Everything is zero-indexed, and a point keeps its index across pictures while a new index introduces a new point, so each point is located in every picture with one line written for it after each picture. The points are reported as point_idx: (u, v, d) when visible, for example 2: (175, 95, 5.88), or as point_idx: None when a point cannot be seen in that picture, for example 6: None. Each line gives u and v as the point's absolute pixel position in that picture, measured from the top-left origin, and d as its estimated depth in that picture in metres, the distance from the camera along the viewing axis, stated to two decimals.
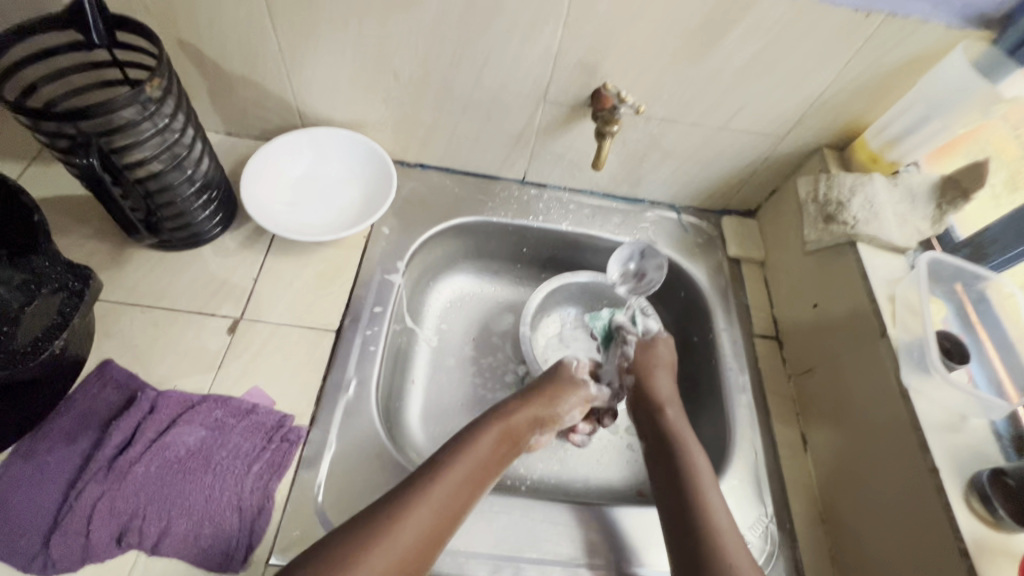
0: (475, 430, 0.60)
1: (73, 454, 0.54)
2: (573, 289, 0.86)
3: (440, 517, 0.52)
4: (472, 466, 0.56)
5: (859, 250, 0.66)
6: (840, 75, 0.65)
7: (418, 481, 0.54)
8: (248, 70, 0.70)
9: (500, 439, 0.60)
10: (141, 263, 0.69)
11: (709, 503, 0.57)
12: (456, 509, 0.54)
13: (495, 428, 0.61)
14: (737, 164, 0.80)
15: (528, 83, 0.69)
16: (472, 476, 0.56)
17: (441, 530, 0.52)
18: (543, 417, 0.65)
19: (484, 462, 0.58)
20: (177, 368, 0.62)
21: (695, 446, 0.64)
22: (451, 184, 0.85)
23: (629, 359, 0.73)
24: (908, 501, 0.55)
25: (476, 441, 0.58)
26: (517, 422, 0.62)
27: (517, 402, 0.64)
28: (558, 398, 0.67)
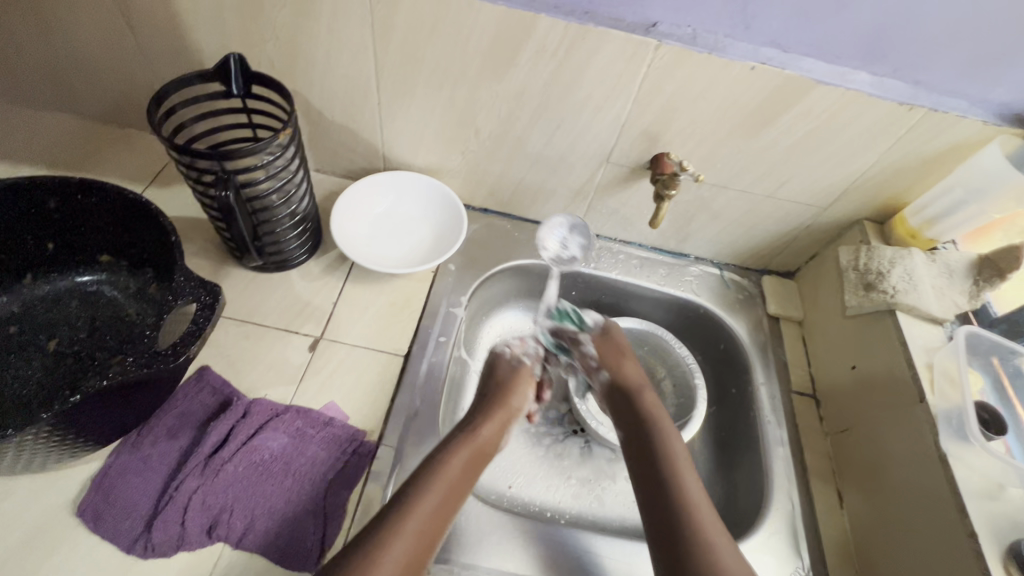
0: (447, 446, 0.63)
1: (174, 450, 0.60)
2: None
3: (422, 530, 0.55)
4: (453, 483, 0.60)
5: (898, 318, 0.70)
6: (883, 158, 0.71)
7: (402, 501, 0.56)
8: (348, 119, 0.80)
9: (471, 453, 0.64)
10: (236, 281, 0.77)
11: (694, 504, 0.60)
12: (439, 522, 0.57)
13: (467, 444, 0.64)
14: (780, 229, 0.86)
15: (594, 145, 0.77)
16: (451, 489, 0.59)
17: (428, 543, 0.55)
18: (504, 424, 0.70)
19: (458, 474, 0.61)
20: (263, 379, 0.68)
21: (687, 465, 0.65)
22: (511, 228, 0.92)
23: (596, 356, 0.77)
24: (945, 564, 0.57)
25: (451, 456, 0.62)
26: (484, 435, 0.66)
27: (480, 417, 0.68)
28: (509, 401, 0.72)
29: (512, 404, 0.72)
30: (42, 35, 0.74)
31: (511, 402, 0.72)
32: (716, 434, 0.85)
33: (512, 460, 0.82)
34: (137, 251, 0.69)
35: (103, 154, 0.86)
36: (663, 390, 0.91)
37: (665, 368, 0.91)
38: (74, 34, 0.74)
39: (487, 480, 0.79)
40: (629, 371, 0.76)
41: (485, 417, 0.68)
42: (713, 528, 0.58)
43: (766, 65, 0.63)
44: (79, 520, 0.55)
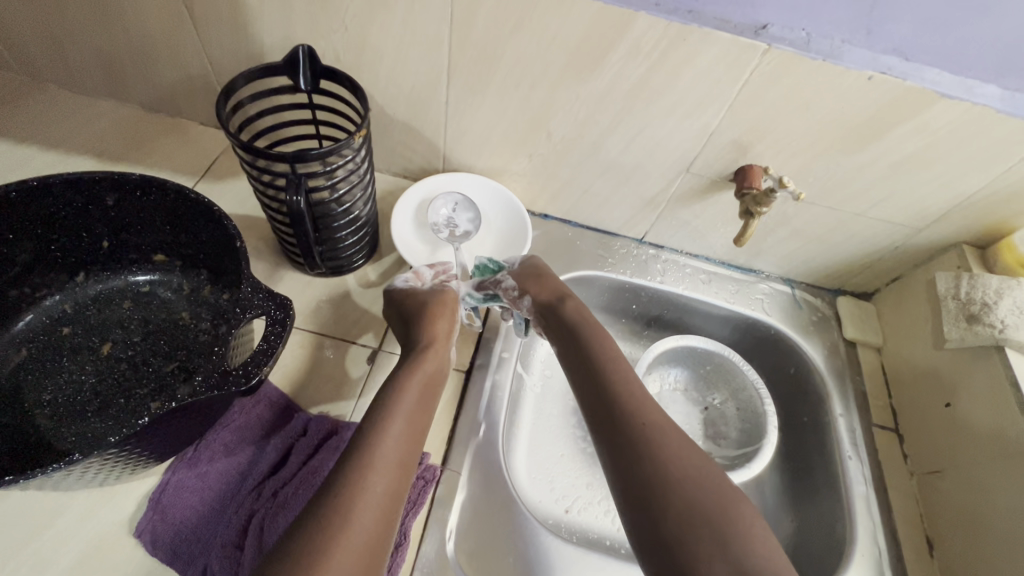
0: (394, 384, 0.56)
1: (232, 467, 0.57)
2: (680, 351, 0.86)
3: (392, 474, 0.49)
4: (408, 418, 0.54)
5: (1007, 356, 0.64)
6: (998, 179, 0.65)
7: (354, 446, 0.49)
8: (412, 117, 0.76)
9: (422, 383, 0.58)
10: (292, 285, 0.73)
11: (643, 416, 0.53)
12: (404, 460, 0.51)
13: (414, 377, 0.58)
14: (864, 248, 0.80)
15: (676, 154, 0.71)
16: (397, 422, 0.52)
17: (399, 484, 0.49)
18: (443, 342, 0.63)
19: (413, 411, 0.55)
20: (321, 392, 0.65)
21: (633, 376, 0.58)
22: (572, 236, 0.87)
23: (515, 285, 0.70)
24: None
25: (402, 390, 0.56)
26: (427, 363, 0.60)
27: (418, 348, 0.61)
28: (436, 323, 0.64)
29: (442, 328, 0.64)
30: (97, 20, 0.71)
31: (437, 324, 0.64)
32: (785, 464, 0.80)
33: (569, 482, 0.78)
34: (194, 253, 0.65)
35: (153, 145, 0.83)
36: (723, 414, 0.86)
37: (728, 391, 0.86)
38: (131, 21, 0.70)
39: (544, 502, 0.75)
40: (550, 288, 0.68)
41: (424, 338, 0.62)
42: (668, 437, 0.51)
43: (886, 75, 0.57)
44: (137, 541, 0.53)
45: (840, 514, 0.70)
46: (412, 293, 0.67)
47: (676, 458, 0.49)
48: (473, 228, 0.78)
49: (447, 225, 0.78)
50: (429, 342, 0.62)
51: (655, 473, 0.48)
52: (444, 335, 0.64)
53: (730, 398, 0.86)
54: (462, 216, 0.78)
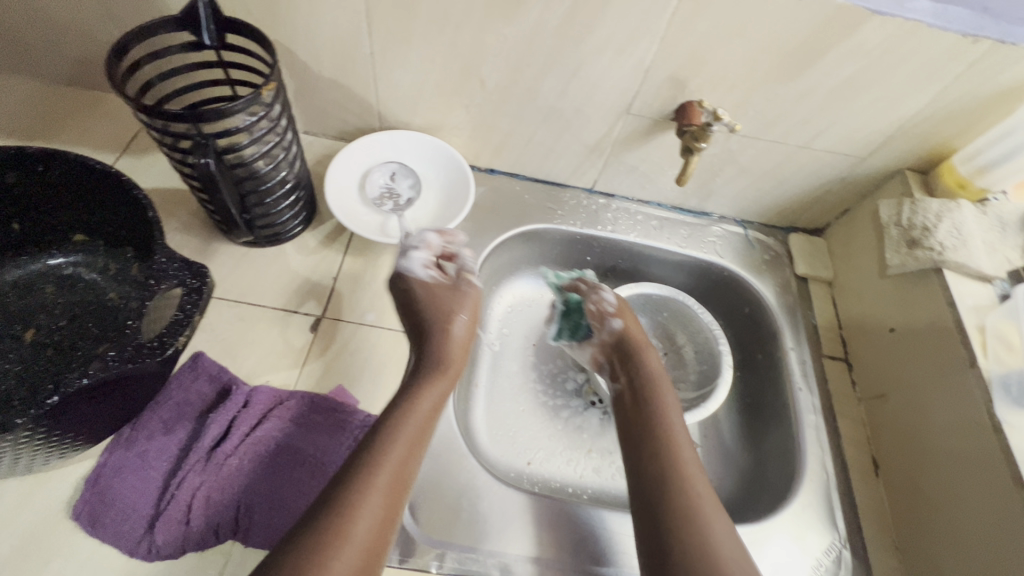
0: (413, 395, 0.57)
1: (172, 444, 0.56)
2: (636, 300, 0.86)
3: (387, 494, 0.49)
4: (416, 433, 0.54)
5: (945, 277, 0.65)
6: (934, 99, 0.64)
7: (365, 456, 0.51)
8: (338, 73, 0.72)
9: (438, 396, 0.59)
10: (227, 258, 0.70)
11: (688, 471, 0.56)
12: (399, 478, 0.51)
13: (433, 391, 0.58)
14: (811, 182, 0.79)
15: (614, 94, 0.69)
16: (405, 437, 0.53)
17: (394, 506, 0.49)
18: (452, 360, 0.63)
19: (418, 428, 0.55)
20: (262, 364, 0.63)
21: (685, 442, 0.60)
22: (521, 190, 0.85)
23: (613, 304, 0.74)
24: (996, 533, 0.54)
25: (418, 399, 0.57)
26: (448, 380, 0.61)
27: (437, 359, 0.62)
28: (450, 326, 0.65)
29: (458, 336, 0.64)
30: None
31: (450, 330, 0.64)
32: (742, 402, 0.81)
33: (530, 435, 0.79)
34: (113, 229, 0.62)
35: (68, 121, 0.78)
36: (682, 356, 0.86)
37: (683, 335, 0.87)
38: None
39: (504, 457, 0.76)
40: (640, 335, 0.71)
41: (438, 348, 0.63)
42: (709, 500, 0.54)
43: None
44: (76, 524, 0.52)
45: (791, 443, 0.71)
46: (440, 293, 0.67)
47: (710, 522, 0.52)
48: (415, 198, 0.77)
49: (388, 197, 0.77)
50: (441, 354, 0.62)
51: (684, 538, 0.50)
52: (461, 342, 0.64)
53: (685, 341, 0.87)
54: (401, 185, 0.78)
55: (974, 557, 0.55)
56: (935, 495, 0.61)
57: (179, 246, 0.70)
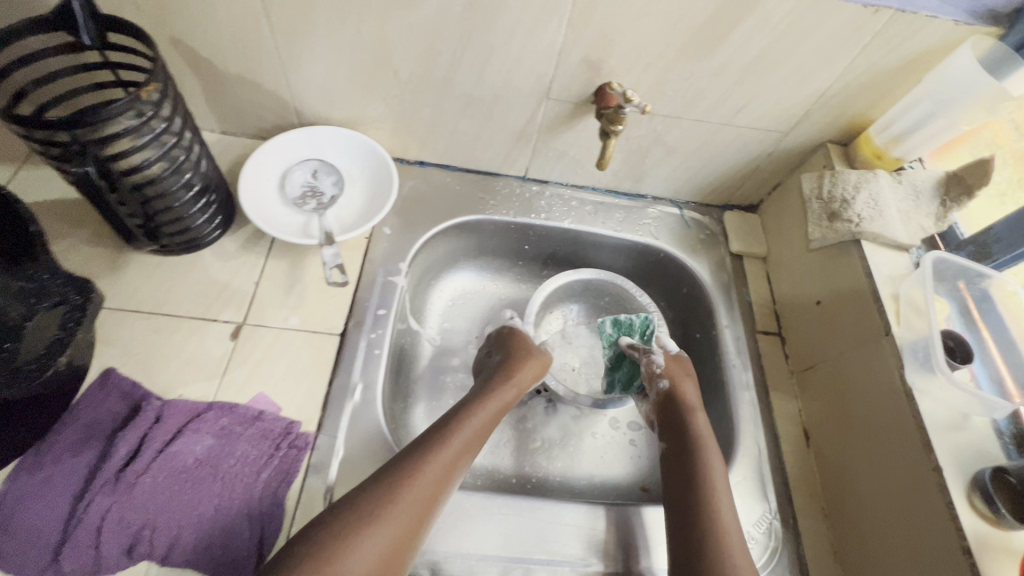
0: (473, 406, 0.64)
1: (80, 466, 0.54)
2: (575, 286, 0.85)
3: (427, 492, 0.54)
4: (467, 440, 0.60)
5: (863, 248, 0.66)
6: (846, 71, 0.64)
7: (418, 453, 0.56)
8: (245, 69, 0.69)
9: (486, 418, 0.64)
10: (139, 269, 0.67)
11: (709, 458, 0.62)
12: (445, 477, 0.56)
13: (487, 407, 0.65)
14: (740, 159, 0.79)
15: (531, 79, 0.68)
16: (459, 442, 0.59)
17: (432, 502, 0.54)
18: (506, 402, 0.67)
19: (471, 435, 0.60)
20: (178, 377, 0.61)
21: (716, 458, 0.63)
22: (453, 181, 0.84)
23: (660, 364, 0.72)
24: (907, 486, 0.55)
25: (471, 414, 0.62)
26: (504, 400, 0.67)
27: (502, 381, 0.68)
28: (521, 369, 0.71)
29: (524, 377, 0.70)
30: None
31: (523, 368, 0.71)
32: None
33: None
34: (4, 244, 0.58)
35: None
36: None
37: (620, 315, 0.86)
38: None
39: None
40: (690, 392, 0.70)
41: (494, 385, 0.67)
42: (722, 485, 0.60)
43: None
44: None
45: (727, 421, 0.72)
46: (524, 338, 0.76)
47: (719, 503, 0.58)
48: (339, 195, 0.75)
49: (309, 195, 0.74)
50: (513, 383, 0.69)
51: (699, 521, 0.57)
52: (523, 385, 0.70)
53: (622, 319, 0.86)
54: (324, 182, 0.75)
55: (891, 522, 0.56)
56: (857, 463, 0.62)
57: (87, 258, 0.67)
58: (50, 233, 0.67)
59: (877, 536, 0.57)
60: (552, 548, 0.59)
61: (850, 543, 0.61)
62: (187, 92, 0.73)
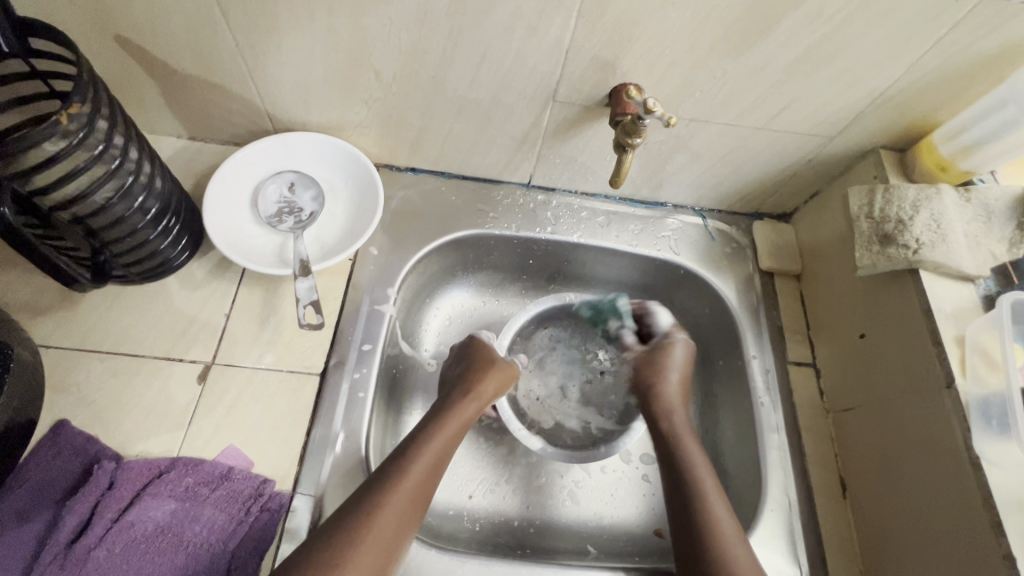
0: (432, 428, 0.58)
1: (26, 538, 0.48)
2: (553, 310, 0.76)
3: (387, 531, 0.49)
4: (431, 463, 0.55)
5: (921, 279, 0.56)
6: (912, 68, 0.54)
7: (379, 485, 0.51)
8: (205, 71, 0.60)
9: (452, 433, 0.59)
10: (96, 301, 0.60)
11: (695, 466, 0.58)
12: (410, 508, 0.51)
13: (449, 424, 0.59)
14: (774, 166, 0.69)
15: (534, 81, 0.58)
16: (422, 468, 0.54)
17: (398, 539, 0.50)
18: (467, 416, 0.61)
19: (436, 457, 0.56)
20: (139, 429, 0.54)
21: (701, 462, 0.59)
22: (448, 190, 0.75)
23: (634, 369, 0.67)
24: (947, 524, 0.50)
25: (437, 431, 0.58)
26: (468, 412, 0.61)
27: (462, 396, 0.62)
28: (483, 380, 0.64)
29: (489, 385, 0.64)
30: None
31: (484, 378, 0.65)
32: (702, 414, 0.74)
33: (469, 465, 0.71)
34: None
35: None
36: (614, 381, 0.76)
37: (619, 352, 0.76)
38: None
39: (440, 494, 0.68)
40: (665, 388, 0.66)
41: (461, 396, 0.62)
42: (713, 493, 0.56)
43: None
44: None
45: (752, 465, 0.65)
46: (488, 345, 0.69)
47: (715, 513, 0.54)
48: (319, 212, 0.67)
49: (286, 212, 0.66)
50: (476, 395, 0.63)
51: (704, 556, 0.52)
52: (489, 393, 0.64)
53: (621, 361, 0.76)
54: (303, 197, 0.67)
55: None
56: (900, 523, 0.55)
57: (37, 290, 0.60)
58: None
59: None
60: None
61: None
62: (144, 96, 0.64)
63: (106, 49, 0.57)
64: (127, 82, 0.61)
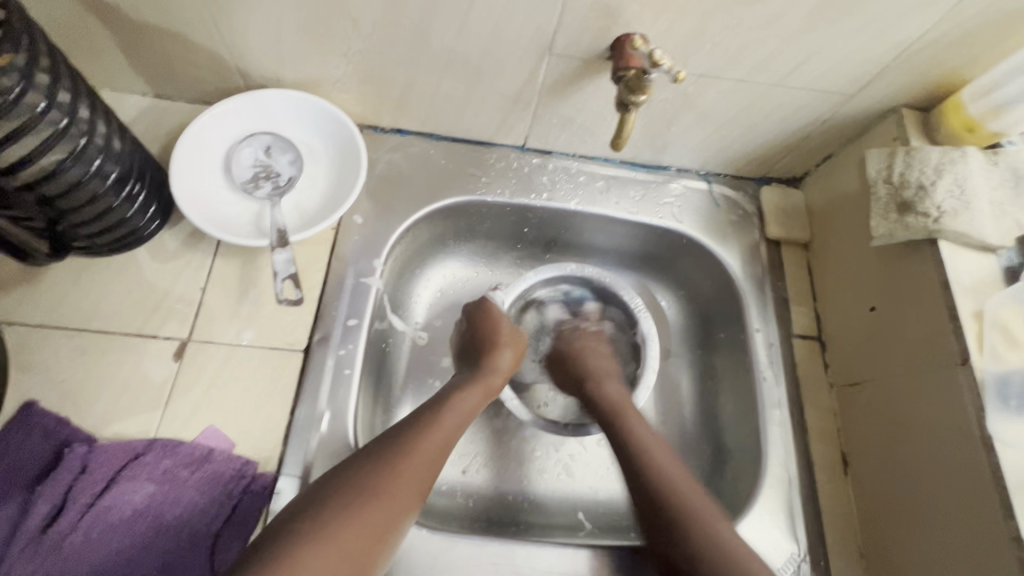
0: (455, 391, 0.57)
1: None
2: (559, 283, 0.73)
3: (417, 474, 0.49)
4: (458, 422, 0.54)
5: (940, 249, 0.53)
6: (946, 17, 0.49)
7: (411, 433, 0.51)
8: (163, 19, 0.53)
9: (480, 396, 0.58)
10: (60, 275, 0.56)
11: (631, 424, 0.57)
12: (436, 458, 0.51)
13: (474, 389, 0.58)
14: (788, 126, 0.64)
15: (529, 30, 0.52)
16: (451, 422, 0.54)
17: (425, 484, 0.49)
18: (490, 387, 0.60)
19: (461, 419, 0.55)
20: (112, 410, 0.52)
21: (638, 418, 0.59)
22: (437, 153, 0.70)
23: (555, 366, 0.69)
24: (951, 472, 0.49)
25: (464, 393, 0.57)
26: (495, 381, 0.60)
27: (486, 367, 0.61)
28: (501, 351, 0.63)
29: (507, 356, 0.63)
30: None
31: (504, 350, 0.63)
32: (702, 387, 0.72)
33: (463, 440, 0.69)
34: None
35: None
36: None
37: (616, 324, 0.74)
38: None
39: None
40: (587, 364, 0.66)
41: (485, 358, 0.62)
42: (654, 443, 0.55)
43: None
44: None
45: (753, 441, 0.63)
46: (499, 313, 0.66)
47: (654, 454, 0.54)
48: (297, 178, 0.62)
49: (261, 178, 0.61)
50: (499, 366, 0.62)
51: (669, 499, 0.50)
52: (509, 366, 0.63)
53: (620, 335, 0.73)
54: (281, 161, 0.62)
55: (936, 523, 0.50)
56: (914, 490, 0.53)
57: None
58: None
59: (925, 544, 0.51)
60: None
61: None
62: (100, 49, 0.58)
63: None
64: (79, 33, 0.55)
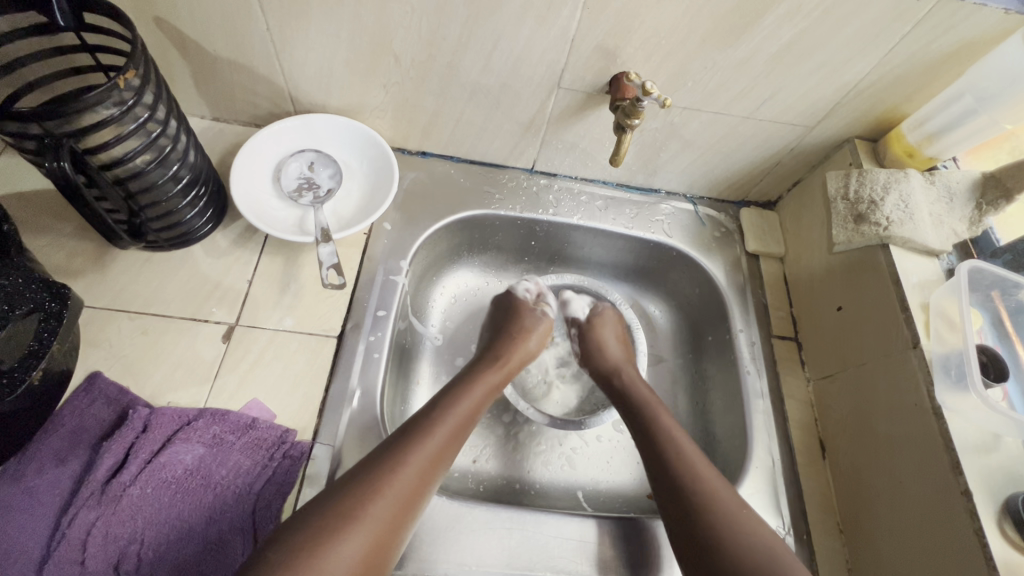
0: (461, 389, 0.61)
1: (64, 477, 0.52)
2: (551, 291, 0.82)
3: (405, 492, 0.50)
4: (458, 423, 0.57)
5: (891, 252, 0.62)
6: (882, 63, 0.60)
7: (404, 438, 0.53)
8: (235, 54, 0.64)
9: (482, 395, 0.62)
10: (126, 265, 0.64)
11: (659, 417, 0.62)
12: (436, 463, 0.53)
13: (478, 387, 0.62)
14: (760, 154, 0.75)
15: (542, 68, 0.63)
16: (453, 422, 0.57)
17: (426, 486, 0.52)
18: (494, 387, 0.65)
19: (461, 420, 0.58)
20: (169, 381, 0.58)
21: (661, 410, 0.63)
22: (457, 173, 0.80)
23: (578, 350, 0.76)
24: (916, 447, 0.55)
25: (466, 391, 0.61)
26: (492, 377, 0.65)
27: (490, 361, 0.67)
28: (512, 351, 0.69)
29: (529, 347, 0.71)
30: None
31: (521, 344, 0.71)
32: (694, 385, 0.79)
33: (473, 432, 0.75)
34: None
35: None
36: None
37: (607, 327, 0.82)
38: None
39: None
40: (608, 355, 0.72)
41: (498, 360, 0.67)
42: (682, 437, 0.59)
43: None
44: None
45: (740, 429, 0.69)
46: (524, 309, 0.76)
47: (682, 448, 0.58)
48: (334, 191, 0.71)
49: (303, 188, 0.70)
50: (501, 367, 0.66)
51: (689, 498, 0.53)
52: (522, 359, 0.70)
53: None
54: (322, 175, 0.71)
55: (915, 514, 0.54)
56: (893, 482, 0.57)
57: (69, 254, 0.63)
58: (31, 227, 0.63)
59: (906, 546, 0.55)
60: (559, 563, 0.57)
61: (864, 561, 0.59)
62: (174, 77, 0.68)
63: (142, 29, 0.61)
64: (161, 64, 0.66)
